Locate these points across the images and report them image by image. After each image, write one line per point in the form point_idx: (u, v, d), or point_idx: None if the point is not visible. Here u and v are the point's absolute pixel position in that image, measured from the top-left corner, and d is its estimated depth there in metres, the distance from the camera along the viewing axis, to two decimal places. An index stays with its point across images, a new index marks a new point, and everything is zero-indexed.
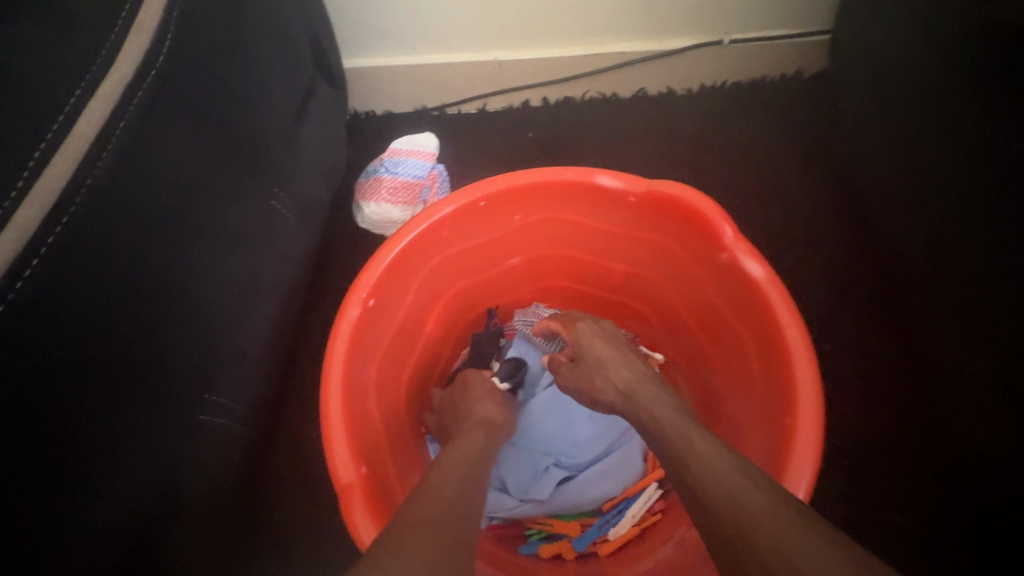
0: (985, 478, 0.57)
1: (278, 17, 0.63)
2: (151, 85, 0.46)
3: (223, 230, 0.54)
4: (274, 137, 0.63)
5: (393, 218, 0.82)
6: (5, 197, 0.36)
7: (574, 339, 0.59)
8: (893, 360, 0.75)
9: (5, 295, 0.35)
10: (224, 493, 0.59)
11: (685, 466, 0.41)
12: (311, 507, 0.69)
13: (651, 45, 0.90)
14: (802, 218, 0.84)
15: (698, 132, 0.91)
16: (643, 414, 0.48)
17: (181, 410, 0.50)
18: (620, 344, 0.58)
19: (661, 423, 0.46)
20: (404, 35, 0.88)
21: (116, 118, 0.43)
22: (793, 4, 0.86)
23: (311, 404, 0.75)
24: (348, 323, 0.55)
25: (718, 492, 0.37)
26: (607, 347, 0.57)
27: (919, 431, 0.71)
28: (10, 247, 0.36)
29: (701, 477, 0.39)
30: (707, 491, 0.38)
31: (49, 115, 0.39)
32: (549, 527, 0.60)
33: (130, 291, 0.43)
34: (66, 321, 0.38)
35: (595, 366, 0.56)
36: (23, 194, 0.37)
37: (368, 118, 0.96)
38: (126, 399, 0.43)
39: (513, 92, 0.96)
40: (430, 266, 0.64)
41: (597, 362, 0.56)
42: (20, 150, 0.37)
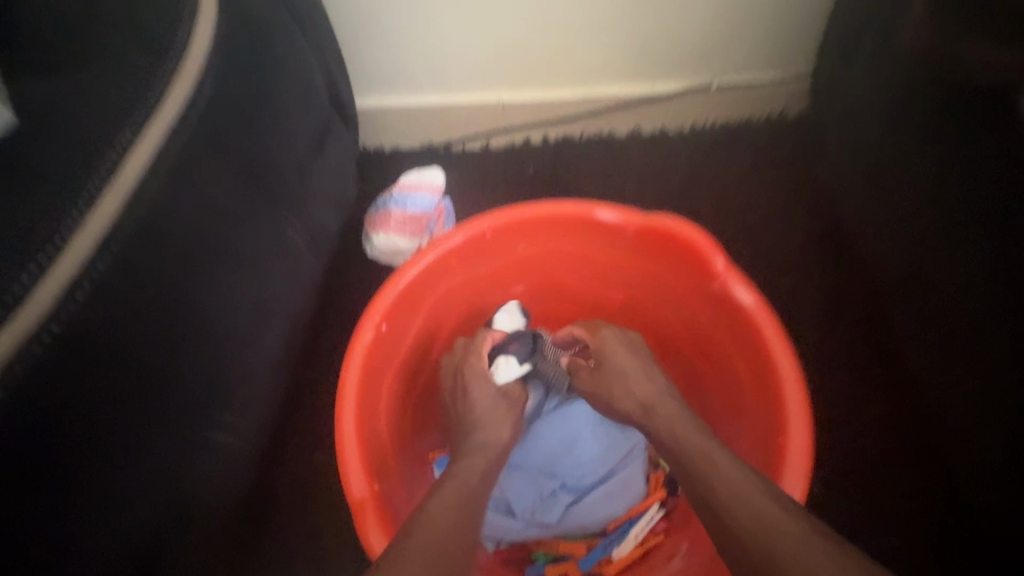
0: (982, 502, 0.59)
1: (303, 60, 0.66)
2: (191, 127, 0.49)
3: (245, 258, 0.57)
4: (296, 172, 0.67)
5: (401, 248, 0.86)
6: (61, 229, 0.40)
7: (598, 345, 0.62)
8: (881, 385, 0.78)
9: (50, 322, 0.39)
10: (235, 512, 0.60)
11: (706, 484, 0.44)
12: (317, 527, 0.71)
13: (645, 87, 0.96)
14: (791, 250, 0.88)
15: (691, 167, 0.96)
16: (660, 428, 0.52)
17: (198, 433, 0.52)
18: (643, 354, 0.61)
19: (680, 437, 0.49)
20: (414, 76, 0.93)
21: (160, 158, 0.46)
22: (777, 51, 0.92)
23: (318, 426, 0.77)
24: (363, 345, 0.58)
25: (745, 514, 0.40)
26: (631, 357, 0.60)
27: (911, 456, 0.73)
28: (61, 276, 0.40)
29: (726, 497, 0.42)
30: (728, 511, 0.41)
31: (102, 155, 0.43)
32: (556, 549, 0.61)
33: (156, 318, 0.46)
34: (95, 346, 0.42)
35: (618, 374, 0.59)
36: (78, 226, 0.41)
37: (378, 152, 1.01)
38: (143, 421, 0.46)
39: (514, 130, 1.02)
40: (439, 293, 0.68)
41: (621, 372, 0.59)
42: (76, 187, 0.41)
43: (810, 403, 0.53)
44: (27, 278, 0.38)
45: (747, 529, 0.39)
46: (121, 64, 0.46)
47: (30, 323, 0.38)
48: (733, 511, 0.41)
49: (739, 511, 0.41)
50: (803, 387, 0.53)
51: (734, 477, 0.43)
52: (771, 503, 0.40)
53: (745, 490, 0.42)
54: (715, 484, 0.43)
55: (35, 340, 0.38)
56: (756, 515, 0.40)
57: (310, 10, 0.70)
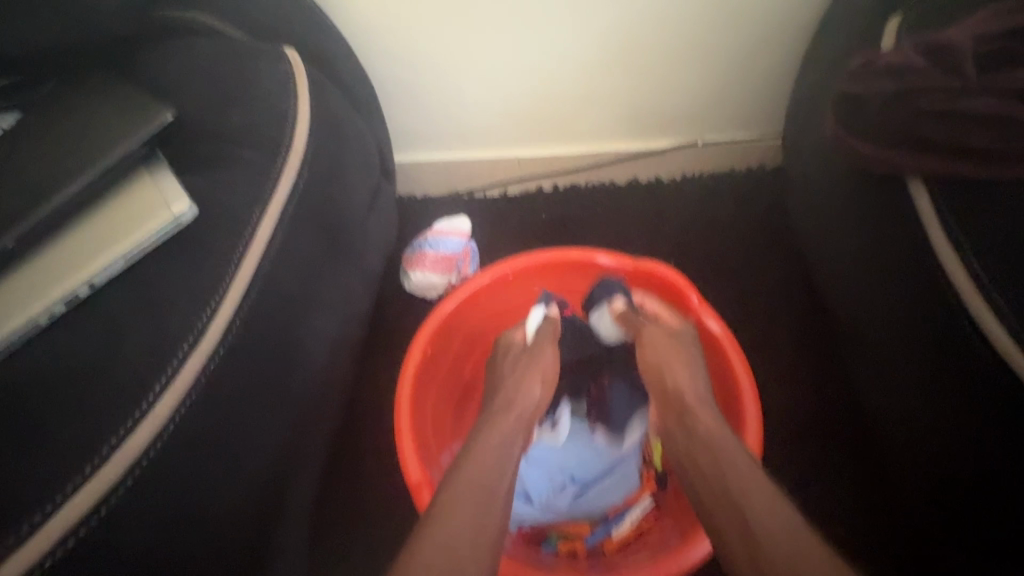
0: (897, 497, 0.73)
1: (364, 141, 0.84)
2: (294, 206, 0.66)
3: (325, 301, 0.73)
4: (360, 229, 0.84)
5: (434, 283, 1.02)
6: (220, 286, 0.57)
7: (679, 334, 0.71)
8: (841, 402, 0.91)
9: (220, 347, 0.55)
10: (309, 502, 0.76)
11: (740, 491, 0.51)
12: (368, 518, 0.86)
13: (641, 145, 1.12)
14: (767, 286, 1.02)
15: (681, 213, 1.11)
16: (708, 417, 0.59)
17: (294, 436, 0.67)
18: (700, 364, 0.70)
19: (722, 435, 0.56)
20: (444, 139, 1.09)
21: (276, 230, 0.63)
22: (753, 116, 1.07)
23: (367, 435, 0.92)
24: (413, 365, 0.74)
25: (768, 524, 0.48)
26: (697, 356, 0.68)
27: (861, 460, 0.87)
28: (223, 318, 0.56)
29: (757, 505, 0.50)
30: (754, 515, 0.49)
31: (241, 231, 0.60)
32: (566, 530, 0.76)
33: (275, 347, 0.62)
34: (240, 367, 0.58)
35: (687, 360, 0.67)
36: (230, 282, 0.58)
37: (411, 201, 1.17)
38: (265, 425, 0.61)
39: (529, 180, 1.18)
40: (470, 323, 0.85)
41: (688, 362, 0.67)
42: (226, 256, 0.58)
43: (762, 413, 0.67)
44: (202, 323, 0.55)
45: (773, 558, 0.46)
46: (248, 165, 0.64)
47: (206, 351, 0.54)
48: (757, 534, 0.48)
49: (768, 538, 0.47)
50: (756, 396, 0.68)
51: (766, 507, 0.49)
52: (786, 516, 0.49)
53: (775, 519, 0.48)
54: (753, 512, 0.49)
55: (208, 364, 0.54)
56: (783, 548, 0.46)
57: (369, 101, 0.88)
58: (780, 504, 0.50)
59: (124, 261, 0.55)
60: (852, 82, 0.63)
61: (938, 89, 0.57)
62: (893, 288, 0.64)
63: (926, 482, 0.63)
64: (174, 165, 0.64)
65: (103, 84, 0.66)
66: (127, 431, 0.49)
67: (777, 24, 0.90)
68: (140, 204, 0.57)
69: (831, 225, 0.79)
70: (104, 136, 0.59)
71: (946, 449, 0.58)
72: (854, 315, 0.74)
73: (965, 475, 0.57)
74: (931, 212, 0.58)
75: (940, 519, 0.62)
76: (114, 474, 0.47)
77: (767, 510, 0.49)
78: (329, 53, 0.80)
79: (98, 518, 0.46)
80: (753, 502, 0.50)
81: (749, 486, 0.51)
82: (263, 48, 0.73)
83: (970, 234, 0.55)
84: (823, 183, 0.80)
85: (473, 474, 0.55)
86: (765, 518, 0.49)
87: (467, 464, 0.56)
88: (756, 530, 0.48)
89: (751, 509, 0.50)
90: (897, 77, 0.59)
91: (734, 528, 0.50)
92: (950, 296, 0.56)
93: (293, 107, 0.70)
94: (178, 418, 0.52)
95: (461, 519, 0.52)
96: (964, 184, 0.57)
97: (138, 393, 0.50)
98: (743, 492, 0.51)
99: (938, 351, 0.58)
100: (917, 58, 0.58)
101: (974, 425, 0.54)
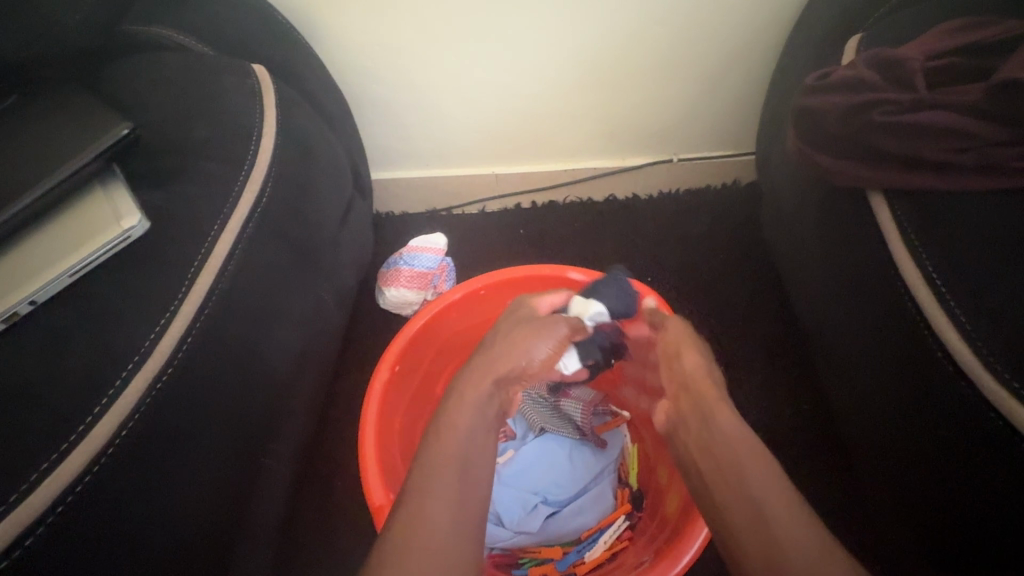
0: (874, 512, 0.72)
1: (335, 155, 0.82)
2: (257, 219, 0.65)
3: (292, 318, 0.71)
4: (331, 244, 0.82)
5: (409, 300, 1.00)
6: (174, 299, 0.55)
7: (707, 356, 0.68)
8: (820, 416, 0.91)
9: (171, 363, 0.53)
10: (273, 525, 0.72)
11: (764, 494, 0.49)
12: (336, 543, 0.82)
13: (616, 162, 1.13)
14: (743, 300, 1.02)
15: (658, 229, 1.12)
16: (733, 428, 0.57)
17: (255, 455, 0.65)
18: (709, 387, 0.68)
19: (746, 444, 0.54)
20: (421, 156, 1.09)
21: (236, 243, 0.62)
22: (726, 134, 1.09)
23: (338, 455, 0.89)
24: (381, 383, 0.72)
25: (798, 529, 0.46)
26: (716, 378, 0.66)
27: (841, 479, 0.85)
28: (175, 332, 0.54)
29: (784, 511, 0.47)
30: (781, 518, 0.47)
31: (198, 245, 0.59)
32: (538, 554, 0.74)
33: (235, 362, 0.60)
34: (195, 382, 0.55)
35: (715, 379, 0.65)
36: (185, 295, 0.56)
37: (388, 218, 1.17)
38: (222, 444, 0.58)
39: (506, 197, 1.18)
40: (443, 339, 0.84)
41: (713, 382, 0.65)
42: (182, 269, 0.57)
43: None
44: (152, 338, 0.53)
45: (794, 559, 0.44)
46: (209, 179, 0.63)
47: (156, 367, 0.52)
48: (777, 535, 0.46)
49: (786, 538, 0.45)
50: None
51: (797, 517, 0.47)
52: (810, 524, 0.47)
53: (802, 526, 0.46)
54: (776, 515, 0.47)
55: (158, 380, 0.52)
56: (805, 551, 0.44)
57: (342, 117, 0.88)
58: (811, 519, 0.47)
59: (69, 277, 0.53)
60: (809, 99, 0.64)
61: (892, 101, 0.57)
62: (862, 298, 0.64)
63: (902, 499, 0.61)
64: (133, 179, 0.63)
65: (64, 97, 0.65)
66: (62, 454, 0.45)
67: (745, 43, 0.92)
68: (89, 219, 0.55)
69: (803, 239, 0.79)
70: (59, 148, 0.58)
71: (917, 461, 0.57)
72: (828, 327, 0.74)
73: (934, 489, 0.55)
74: (890, 223, 0.59)
75: (914, 537, 0.60)
76: (44, 500, 0.43)
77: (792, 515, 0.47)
78: (300, 69, 0.80)
79: (24, 549, 0.42)
80: (780, 510, 0.48)
81: (765, 487, 0.49)
82: (228, 63, 0.72)
83: (928, 244, 0.56)
84: (793, 198, 0.80)
85: (436, 461, 0.52)
86: (781, 517, 0.47)
87: (435, 454, 0.53)
88: (775, 531, 0.46)
89: (767, 510, 0.48)
90: (853, 93, 0.60)
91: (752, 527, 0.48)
92: (909, 303, 0.56)
93: (259, 122, 0.69)
94: (119, 442, 0.48)
95: (435, 507, 0.49)
96: (923, 195, 0.58)
97: (78, 413, 0.47)
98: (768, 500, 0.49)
99: (902, 360, 0.58)
100: (870, 73, 0.60)
101: (939, 435, 0.53)
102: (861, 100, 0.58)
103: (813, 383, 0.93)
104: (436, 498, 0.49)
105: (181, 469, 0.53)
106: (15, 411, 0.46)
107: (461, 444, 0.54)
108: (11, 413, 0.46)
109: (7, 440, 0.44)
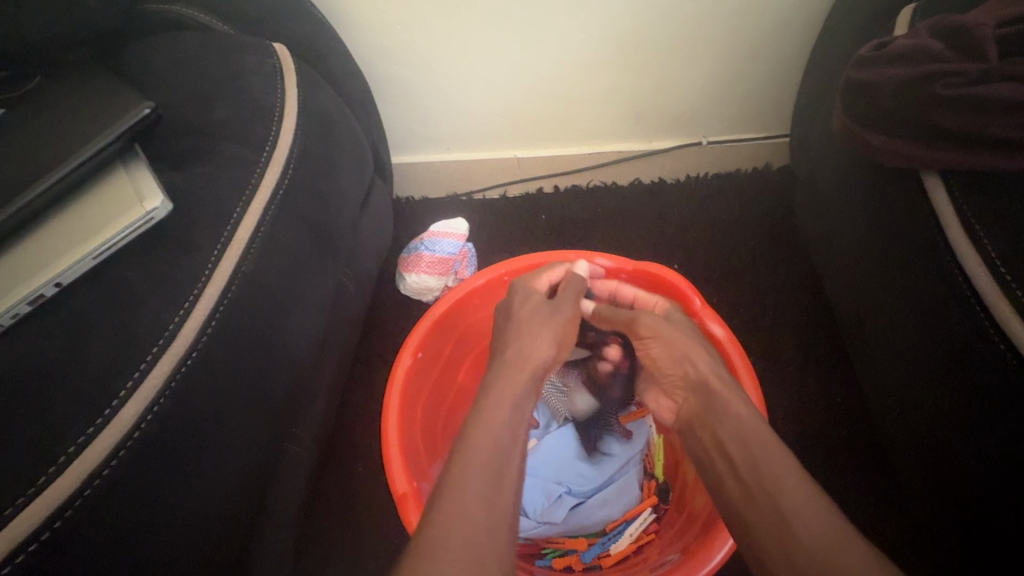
0: (914, 511, 0.69)
1: (354, 137, 0.80)
2: (279, 201, 0.64)
3: (312, 298, 0.69)
4: (352, 230, 0.81)
5: (430, 286, 0.98)
6: (199, 279, 0.55)
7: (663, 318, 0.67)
8: (854, 409, 0.87)
9: (197, 343, 0.53)
10: (294, 507, 0.72)
11: (777, 489, 0.47)
12: (357, 527, 0.82)
13: (643, 145, 1.09)
14: (775, 287, 0.99)
15: (685, 214, 1.08)
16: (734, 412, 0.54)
17: (277, 437, 0.64)
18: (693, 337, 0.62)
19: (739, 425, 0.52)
20: (442, 139, 1.06)
21: (258, 226, 0.61)
22: (758, 116, 1.04)
23: (358, 441, 0.89)
24: (403, 369, 0.72)
25: (806, 524, 0.43)
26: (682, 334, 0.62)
27: (875, 476, 0.82)
28: (201, 314, 0.54)
29: (793, 506, 0.45)
30: (790, 509, 0.45)
31: (222, 226, 0.58)
32: (562, 545, 0.73)
33: (257, 344, 0.59)
34: (216, 361, 0.54)
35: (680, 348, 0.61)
36: (210, 276, 0.55)
37: (408, 202, 1.15)
38: (248, 422, 0.58)
39: (529, 181, 1.15)
40: (463, 326, 0.83)
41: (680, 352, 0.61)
42: (207, 250, 0.56)
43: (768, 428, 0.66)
44: (177, 319, 0.52)
45: (818, 542, 0.42)
46: (233, 159, 0.62)
47: (183, 347, 0.52)
48: (801, 535, 0.43)
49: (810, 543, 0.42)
50: (758, 387, 0.68)
51: (808, 509, 0.45)
52: (821, 517, 0.44)
53: (816, 520, 0.44)
54: (791, 509, 0.45)
55: (185, 362, 0.52)
56: (816, 534, 0.43)
57: (364, 97, 0.86)
58: (820, 504, 0.45)
59: (92, 259, 0.52)
60: (863, 71, 0.60)
61: (959, 72, 0.53)
62: (908, 286, 0.61)
63: (948, 500, 0.58)
64: (155, 160, 0.62)
65: (88, 76, 0.64)
66: (90, 436, 0.45)
67: (785, 17, 0.87)
68: (112, 200, 0.55)
69: (842, 223, 0.75)
70: (81, 129, 0.57)
71: (964, 459, 0.54)
72: (868, 318, 0.71)
73: (981, 487, 0.52)
74: (947, 207, 0.55)
75: (958, 536, 0.58)
76: (72, 482, 0.43)
77: (807, 510, 0.44)
78: (321, 48, 0.78)
79: (52, 533, 0.42)
80: (794, 500, 0.45)
81: (793, 491, 0.46)
82: (252, 43, 0.71)
83: (992, 229, 0.51)
84: (834, 181, 0.76)
85: (460, 450, 0.49)
86: (807, 519, 0.44)
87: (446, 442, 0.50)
88: (807, 529, 0.43)
89: (796, 510, 0.45)
90: (911, 65, 0.56)
91: (773, 526, 0.45)
92: (965, 292, 0.53)
93: (281, 103, 0.68)
94: (145, 426, 0.48)
95: (460, 494, 0.46)
96: (987, 175, 0.54)
97: (104, 395, 0.47)
98: (782, 491, 0.46)
99: (952, 354, 0.54)
100: (932, 43, 0.56)
101: (994, 438, 0.50)
102: (925, 70, 0.54)
103: (847, 374, 0.90)
104: (462, 488, 0.46)
105: (206, 455, 0.53)
106: (43, 394, 0.45)
107: (480, 432, 0.51)
108: (40, 393, 0.45)
109: (32, 423, 0.44)
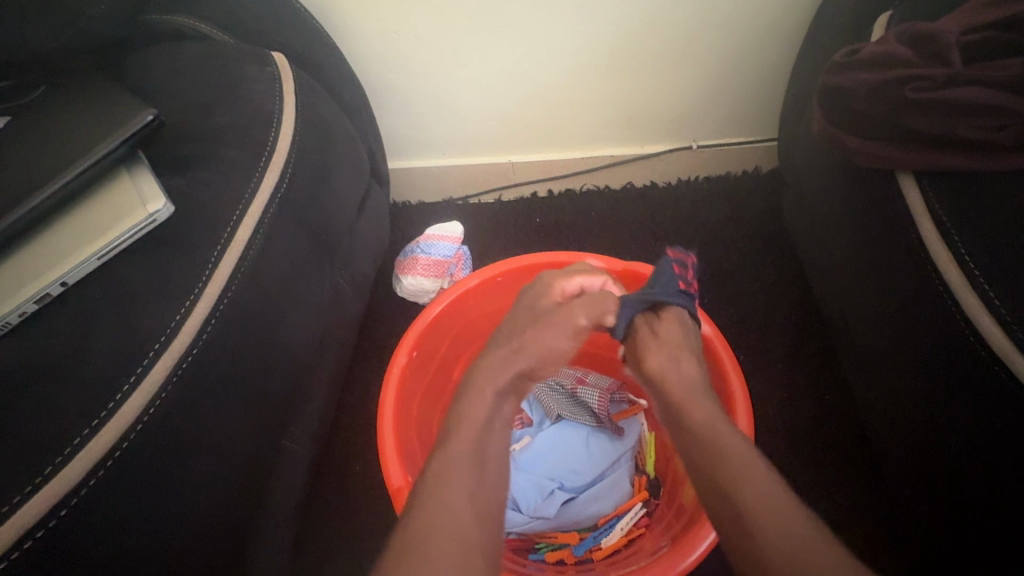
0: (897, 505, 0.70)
1: (350, 143, 0.82)
2: (277, 204, 0.66)
3: (309, 299, 0.71)
4: (348, 233, 0.83)
5: (426, 289, 1.00)
6: (200, 279, 0.57)
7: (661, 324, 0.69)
8: (842, 405, 0.89)
9: (198, 341, 0.55)
10: (292, 504, 0.74)
11: (736, 489, 0.48)
12: (354, 525, 0.84)
13: (634, 149, 1.11)
14: (764, 288, 1.01)
15: (677, 217, 1.10)
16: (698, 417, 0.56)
17: (275, 434, 0.66)
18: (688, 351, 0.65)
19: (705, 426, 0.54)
20: (437, 145, 1.08)
21: (257, 228, 0.63)
22: (747, 120, 1.06)
23: (355, 441, 0.91)
24: (398, 368, 0.74)
25: (763, 526, 0.45)
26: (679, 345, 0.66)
27: (862, 471, 0.84)
28: (201, 313, 0.55)
29: (751, 507, 0.47)
30: (745, 511, 0.47)
31: (221, 228, 0.60)
32: (554, 539, 0.74)
33: (255, 345, 0.61)
34: (217, 358, 0.56)
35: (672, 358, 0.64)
36: (209, 276, 0.57)
37: (405, 207, 1.17)
38: (244, 420, 0.59)
39: (523, 185, 1.18)
40: (458, 325, 0.85)
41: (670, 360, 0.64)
42: (207, 250, 0.58)
43: (752, 422, 0.67)
44: (178, 318, 0.54)
45: (771, 543, 0.44)
46: (231, 163, 0.64)
47: (184, 344, 0.53)
48: (756, 537, 0.45)
49: (767, 543, 0.44)
50: (744, 382, 0.70)
51: (768, 509, 0.46)
52: (778, 516, 0.46)
53: (772, 518, 0.46)
54: (747, 509, 0.47)
55: (185, 358, 0.53)
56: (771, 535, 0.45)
57: (360, 105, 0.88)
58: (779, 503, 0.47)
59: (96, 260, 0.54)
60: (839, 76, 0.62)
61: (925, 77, 0.55)
62: (888, 283, 0.62)
63: (930, 492, 0.60)
64: (156, 165, 0.64)
65: (91, 85, 0.66)
66: (94, 429, 0.47)
67: (770, 24, 0.90)
68: (115, 203, 0.57)
69: (826, 223, 0.77)
70: (84, 135, 0.59)
71: (945, 456, 0.56)
72: (852, 315, 0.73)
73: (966, 486, 0.53)
74: (921, 207, 0.57)
75: (943, 531, 0.59)
76: (76, 473, 0.45)
77: (766, 509, 0.46)
78: (318, 56, 0.80)
79: (57, 521, 0.43)
80: (748, 500, 0.47)
81: (753, 490, 0.48)
82: (250, 51, 0.73)
83: (963, 231, 0.53)
84: (817, 182, 0.78)
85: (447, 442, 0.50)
86: (764, 521, 0.46)
87: None
88: (760, 533, 0.45)
89: (752, 514, 0.46)
90: (884, 70, 0.58)
91: (733, 529, 0.47)
92: (939, 286, 0.54)
93: (279, 108, 0.70)
94: (146, 420, 0.50)
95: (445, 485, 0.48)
96: (956, 176, 0.56)
97: (107, 391, 0.49)
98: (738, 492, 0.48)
99: (932, 353, 0.56)
100: (902, 48, 0.58)
101: (973, 429, 0.52)
102: (896, 75, 0.56)
103: (835, 372, 0.92)
104: (451, 484, 0.48)
105: (205, 449, 0.54)
106: (48, 389, 0.47)
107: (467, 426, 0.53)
108: (45, 389, 0.47)
109: (38, 417, 0.46)
